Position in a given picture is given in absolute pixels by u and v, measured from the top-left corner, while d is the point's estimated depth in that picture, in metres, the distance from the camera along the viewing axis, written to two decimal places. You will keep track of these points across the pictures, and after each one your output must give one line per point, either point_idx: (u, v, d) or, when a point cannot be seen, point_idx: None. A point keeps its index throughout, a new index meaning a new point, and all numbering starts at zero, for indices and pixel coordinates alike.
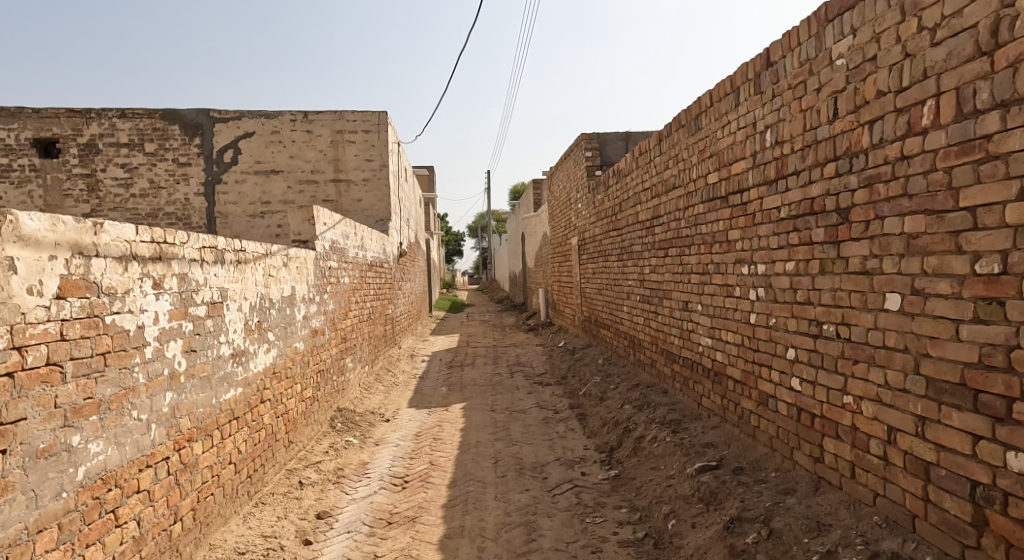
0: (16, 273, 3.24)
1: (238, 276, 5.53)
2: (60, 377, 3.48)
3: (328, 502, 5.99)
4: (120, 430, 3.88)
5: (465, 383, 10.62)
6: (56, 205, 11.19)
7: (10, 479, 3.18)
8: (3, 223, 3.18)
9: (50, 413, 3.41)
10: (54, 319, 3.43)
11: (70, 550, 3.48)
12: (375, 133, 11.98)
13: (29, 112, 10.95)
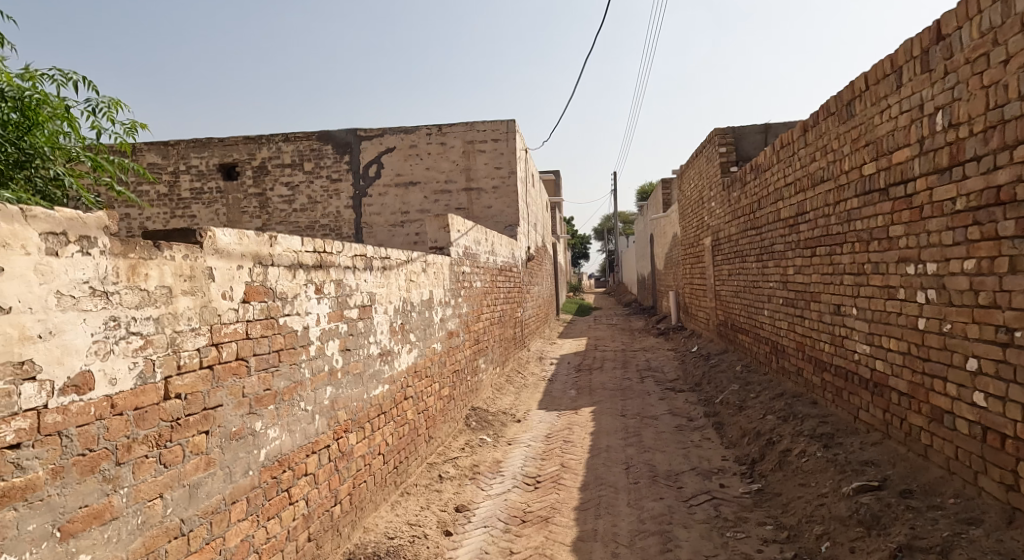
0: (214, 281, 3.59)
1: (384, 280, 5.83)
2: (246, 369, 3.82)
3: (466, 496, 6.16)
4: (291, 419, 4.21)
5: (594, 386, 10.57)
6: (236, 221, 12.36)
7: (212, 456, 3.52)
8: (204, 238, 3.55)
9: (239, 402, 3.75)
10: (241, 319, 3.79)
11: (256, 521, 3.84)
12: (503, 142, 12.20)
13: (216, 142, 12.24)
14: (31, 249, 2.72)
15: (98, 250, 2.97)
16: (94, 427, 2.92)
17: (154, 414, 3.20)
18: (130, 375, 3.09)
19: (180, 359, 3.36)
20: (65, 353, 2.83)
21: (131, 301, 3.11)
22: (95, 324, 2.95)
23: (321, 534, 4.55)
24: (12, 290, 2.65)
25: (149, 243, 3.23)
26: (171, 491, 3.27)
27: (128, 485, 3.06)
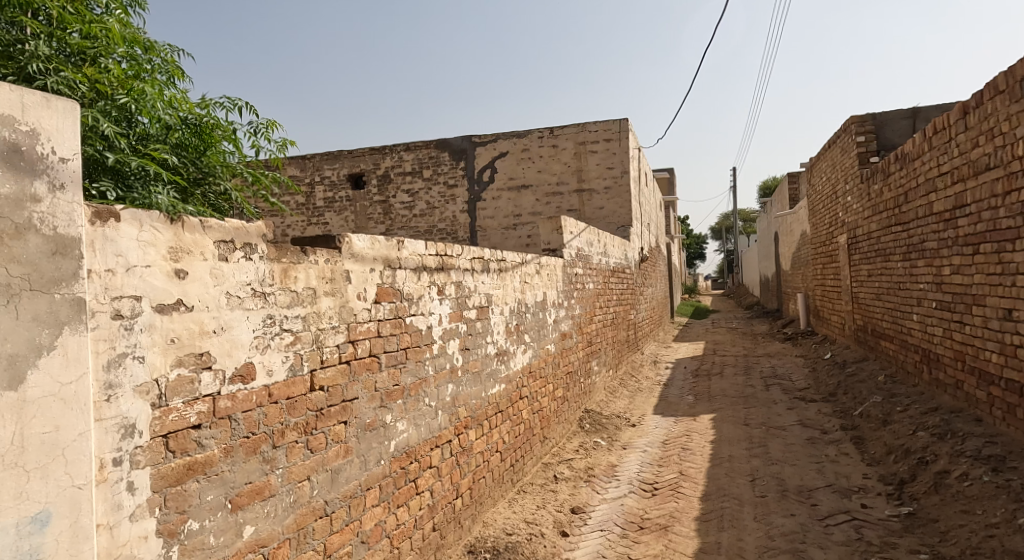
0: (350, 283, 3.72)
1: (500, 282, 5.84)
2: (378, 365, 3.93)
3: (582, 498, 6.06)
4: (417, 414, 4.30)
5: (713, 393, 10.13)
6: (363, 227, 12.91)
7: (350, 444, 3.66)
8: (342, 243, 3.69)
9: (372, 395, 3.87)
10: (374, 319, 3.91)
11: (388, 508, 3.95)
12: (616, 141, 12.00)
13: (346, 154, 12.91)
14: (207, 255, 2.91)
15: (258, 255, 3.14)
16: (256, 412, 3.09)
17: (303, 403, 3.35)
18: (283, 367, 3.26)
19: (324, 354, 3.50)
20: (233, 346, 3.01)
21: (284, 301, 3.28)
22: (256, 321, 3.12)
23: (444, 525, 4.63)
24: (195, 291, 2.85)
25: (297, 248, 3.38)
26: (317, 474, 3.42)
27: (282, 466, 3.22)
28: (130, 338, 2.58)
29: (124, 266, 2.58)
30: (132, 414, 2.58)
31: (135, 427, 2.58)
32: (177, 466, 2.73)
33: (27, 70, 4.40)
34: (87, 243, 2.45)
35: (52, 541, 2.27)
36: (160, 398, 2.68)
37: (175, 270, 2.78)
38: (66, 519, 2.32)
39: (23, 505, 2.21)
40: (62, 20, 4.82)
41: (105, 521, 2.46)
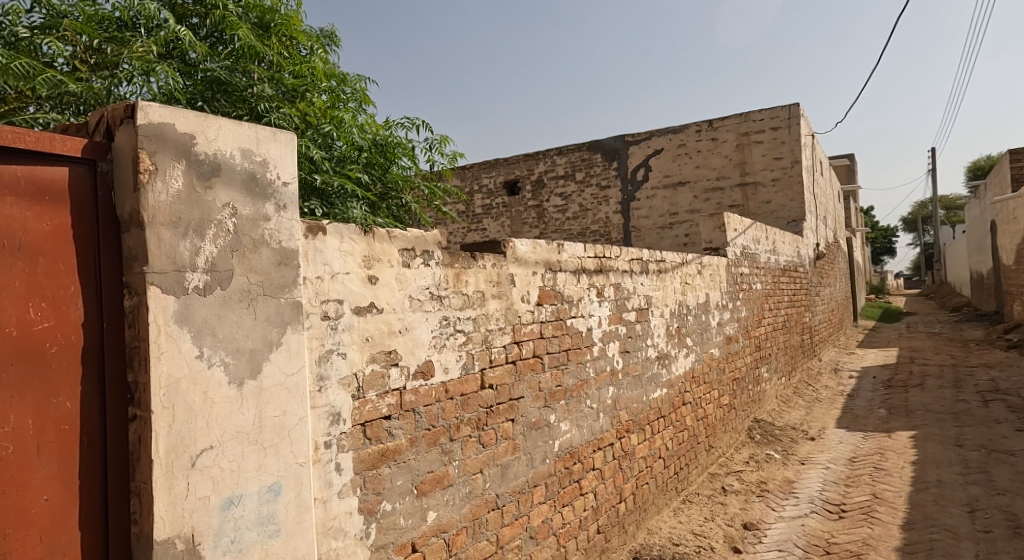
0: (515, 285, 3.95)
1: (660, 284, 5.86)
2: (541, 366, 4.14)
3: (755, 514, 5.86)
4: (579, 415, 4.47)
5: (912, 407, 9.30)
6: (518, 231, 13.36)
7: (517, 441, 3.87)
8: (506, 248, 3.93)
9: (536, 394, 4.07)
10: (537, 320, 4.12)
11: (553, 506, 4.16)
12: (784, 129, 11.37)
13: (502, 161, 13.45)
14: (393, 261, 3.15)
15: (434, 261, 3.39)
16: (435, 407, 3.32)
17: (475, 400, 3.58)
18: (457, 365, 3.48)
19: (492, 354, 3.73)
20: (416, 345, 3.24)
21: (457, 304, 3.52)
22: (434, 322, 3.36)
23: (608, 527, 4.78)
24: (384, 295, 3.09)
25: (467, 254, 3.63)
26: (488, 467, 3.64)
27: (459, 458, 3.44)
28: (335, 336, 2.82)
29: (329, 273, 2.83)
30: (338, 403, 2.81)
31: (339, 415, 2.81)
32: (372, 451, 2.96)
33: (256, 109, 5.28)
34: (301, 252, 2.70)
35: (283, 509, 2.43)
36: (358, 390, 2.91)
37: (368, 276, 3.03)
38: (292, 491, 2.48)
39: (263, 476, 2.37)
40: (279, 65, 5.71)
41: (320, 496, 2.69)
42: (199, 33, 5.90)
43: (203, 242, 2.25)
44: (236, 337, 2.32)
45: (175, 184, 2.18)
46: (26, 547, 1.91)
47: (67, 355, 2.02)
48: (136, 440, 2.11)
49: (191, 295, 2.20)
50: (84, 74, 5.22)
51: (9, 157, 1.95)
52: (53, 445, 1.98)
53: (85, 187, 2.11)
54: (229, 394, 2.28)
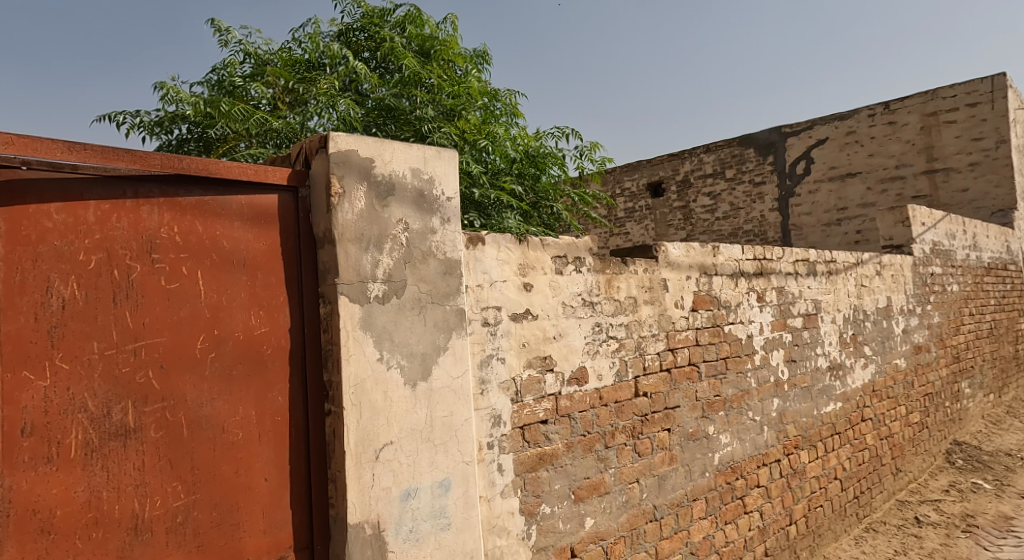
0: (668, 291, 3.93)
1: (830, 287, 5.55)
2: (698, 374, 4.08)
3: (960, 551, 5.29)
4: (741, 428, 4.34)
5: None
6: (663, 233, 13.10)
7: (674, 452, 3.84)
8: (659, 252, 3.92)
9: (693, 404, 4.02)
10: (691, 327, 4.07)
11: (714, 523, 4.08)
12: (985, 104, 10.12)
13: (645, 163, 13.28)
14: (546, 269, 3.26)
15: (586, 268, 3.47)
16: (590, 413, 3.39)
17: (629, 408, 3.60)
18: (610, 372, 3.53)
19: (645, 361, 3.74)
20: (570, 351, 3.33)
21: (609, 309, 3.57)
22: (587, 328, 3.44)
23: (777, 551, 4.60)
24: (539, 302, 3.21)
25: (619, 260, 3.67)
26: (645, 477, 3.64)
27: (614, 466, 3.48)
28: (495, 342, 2.98)
29: (489, 282, 2.99)
30: (498, 406, 2.96)
31: (500, 417, 2.95)
32: (531, 454, 3.08)
33: (421, 130, 5.69)
34: (464, 262, 2.88)
35: (452, 503, 2.60)
36: (517, 394, 3.05)
37: (523, 283, 3.16)
38: (460, 487, 2.65)
39: (434, 472, 2.56)
40: (439, 87, 6.10)
41: (484, 495, 2.84)
42: (369, 65, 6.51)
43: (382, 255, 2.48)
44: (410, 342, 2.53)
45: (358, 205, 2.43)
46: (251, 520, 2.22)
47: (279, 356, 2.32)
48: (331, 433, 2.38)
49: (373, 303, 2.44)
50: (283, 111, 5.95)
51: (233, 188, 2.29)
52: (270, 434, 2.28)
53: (289, 210, 2.41)
54: (404, 394, 2.49)
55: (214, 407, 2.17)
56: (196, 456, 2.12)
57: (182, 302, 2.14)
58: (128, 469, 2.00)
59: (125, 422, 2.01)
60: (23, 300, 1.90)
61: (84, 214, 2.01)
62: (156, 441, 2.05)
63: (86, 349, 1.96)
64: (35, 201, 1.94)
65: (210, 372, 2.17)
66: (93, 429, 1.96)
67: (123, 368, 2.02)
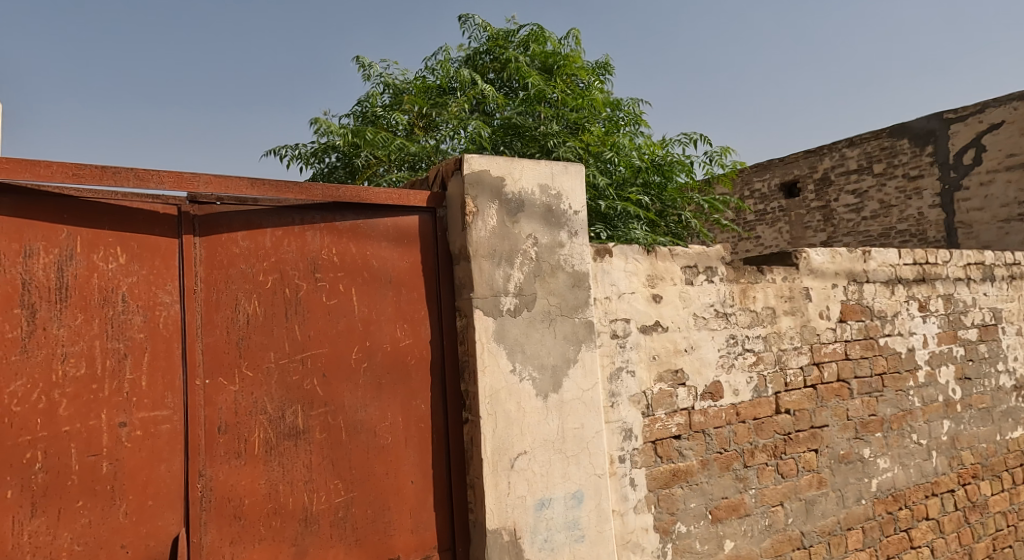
0: (811, 300, 3.76)
1: (1013, 294, 5.06)
2: (848, 392, 3.85)
3: None
4: (903, 452, 4.05)
5: None
6: (800, 238, 10.87)
7: (823, 475, 3.64)
8: (799, 259, 3.75)
9: (844, 424, 3.80)
10: (840, 339, 3.86)
11: (874, 554, 3.83)
12: None
13: (776, 162, 11.04)
14: (675, 279, 3.23)
15: (719, 278, 3.39)
16: (726, 430, 3.30)
17: (769, 426, 3.47)
18: (747, 388, 3.42)
19: (787, 377, 3.59)
20: (702, 364, 3.27)
21: (744, 321, 3.47)
22: (720, 341, 3.36)
23: None
24: (668, 314, 3.18)
25: (754, 269, 3.56)
26: (790, 501, 3.49)
27: (755, 487, 3.35)
28: (624, 354, 2.99)
29: (617, 294, 3.01)
30: (629, 420, 2.96)
31: (631, 431, 2.96)
32: (664, 470, 3.05)
33: (546, 146, 5.81)
34: (592, 275, 2.92)
35: (586, 516, 2.63)
36: (648, 408, 3.04)
37: (652, 294, 3.14)
38: (592, 500, 2.67)
39: (567, 484, 2.61)
40: (565, 102, 6.20)
41: (617, 509, 2.86)
42: (495, 86, 6.76)
43: (513, 270, 2.58)
44: (541, 354, 2.61)
45: (491, 222, 2.55)
46: (401, 519, 2.38)
47: (422, 366, 2.48)
48: (470, 440, 2.50)
49: (506, 316, 2.54)
50: (418, 137, 6.31)
51: (381, 212, 2.47)
52: (415, 439, 2.44)
53: (429, 230, 2.57)
54: (537, 405, 2.57)
55: (368, 412, 2.36)
56: (353, 457, 2.31)
57: (340, 317, 2.35)
58: (298, 466, 2.22)
59: (296, 424, 2.23)
60: (218, 317, 2.16)
61: (263, 240, 2.25)
62: (321, 442, 2.26)
63: (265, 359, 2.21)
64: (226, 230, 2.20)
65: (363, 381, 2.36)
66: (271, 430, 2.19)
67: (294, 376, 2.25)
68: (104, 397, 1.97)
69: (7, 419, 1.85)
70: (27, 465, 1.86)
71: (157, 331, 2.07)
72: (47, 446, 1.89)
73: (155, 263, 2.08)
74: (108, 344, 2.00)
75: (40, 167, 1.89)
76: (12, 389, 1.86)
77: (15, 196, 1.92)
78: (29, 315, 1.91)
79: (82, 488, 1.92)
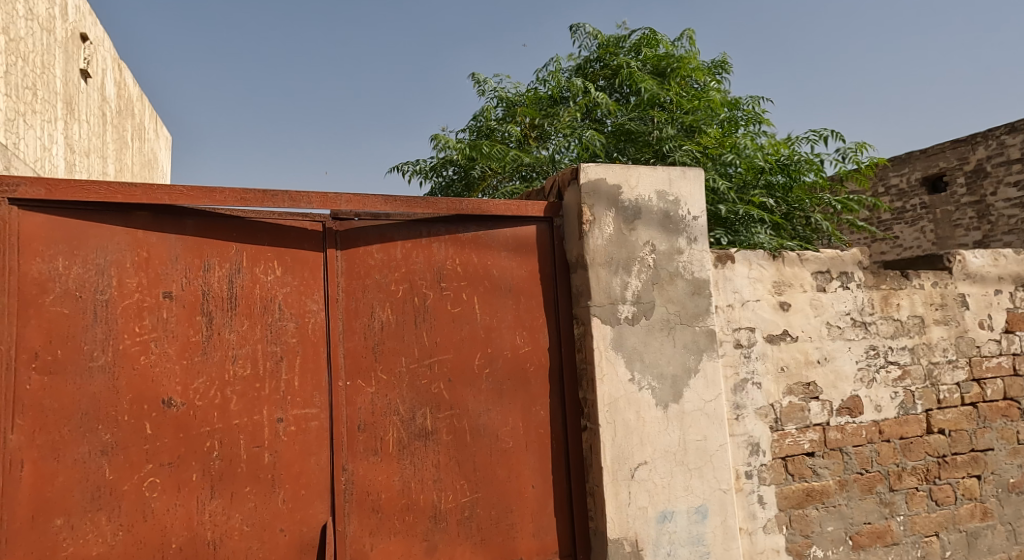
0: (968, 308, 3.41)
1: None
2: (1019, 412, 3.47)
3: None
4: None
5: None
6: (948, 237, 10.01)
7: (988, 505, 3.31)
8: (953, 263, 3.41)
9: (1014, 449, 3.42)
10: (1006, 353, 3.48)
11: None
12: None
13: (917, 154, 10.21)
14: (806, 286, 3.06)
15: (856, 284, 3.16)
16: (867, 449, 3.07)
17: (919, 446, 3.19)
18: (892, 404, 3.17)
19: (940, 394, 3.28)
20: (838, 377, 3.07)
21: (886, 331, 3.20)
22: (859, 352, 3.13)
23: None
24: (798, 322, 3.02)
25: (897, 273, 3.28)
26: (947, 531, 3.19)
27: (904, 514, 3.10)
28: (749, 365, 2.90)
29: (740, 301, 2.92)
30: (756, 433, 2.86)
31: (758, 445, 2.85)
32: (797, 489, 2.90)
33: (662, 151, 5.72)
34: (712, 282, 2.86)
35: (711, 532, 2.57)
36: (777, 422, 2.91)
37: (779, 302, 3.00)
38: (717, 516, 2.59)
39: (690, 497, 2.56)
40: (683, 106, 6.07)
41: (745, 527, 2.77)
42: (608, 92, 6.73)
43: (631, 277, 2.58)
44: (660, 362, 2.58)
45: (608, 230, 2.57)
46: (523, 522, 2.43)
47: (541, 372, 2.53)
48: (589, 448, 2.51)
49: (623, 324, 2.54)
50: (532, 148, 6.41)
51: (503, 223, 2.55)
52: (536, 444, 2.49)
53: (547, 239, 2.62)
54: (657, 415, 2.55)
55: (490, 416, 2.44)
56: (478, 459, 2.40)
57: (464, 324, 2.45)
58: (428, 466, 2.34)
59: (425, 425, 2.35)
60: (356, 323, 2.31)
61: (395, 252, 2.39)
62: (448, 444, 2.37)
63: (397, 363, 2.34)
64: (363, 243, 2.36)
65: (486, 386, 2.44)
66: (403, 431, 2.32)
67: (423, 380, 2.37)
68: (265, 395, 2.18)
69: (192, 411, 2.09)
70: (207, 452, 2.09)
71: (307, 336, 2.25)
72: (222, 436, 2.11)
73: (305, 275, 2.27)
74: (268, 348, 2.20)
75: (217, 194, 2.11)
76: (195, 385, 2.10)
77: (197, 218, 2.16)
78: (208, 321, 2.14)
79: (249, 475, 2.13)
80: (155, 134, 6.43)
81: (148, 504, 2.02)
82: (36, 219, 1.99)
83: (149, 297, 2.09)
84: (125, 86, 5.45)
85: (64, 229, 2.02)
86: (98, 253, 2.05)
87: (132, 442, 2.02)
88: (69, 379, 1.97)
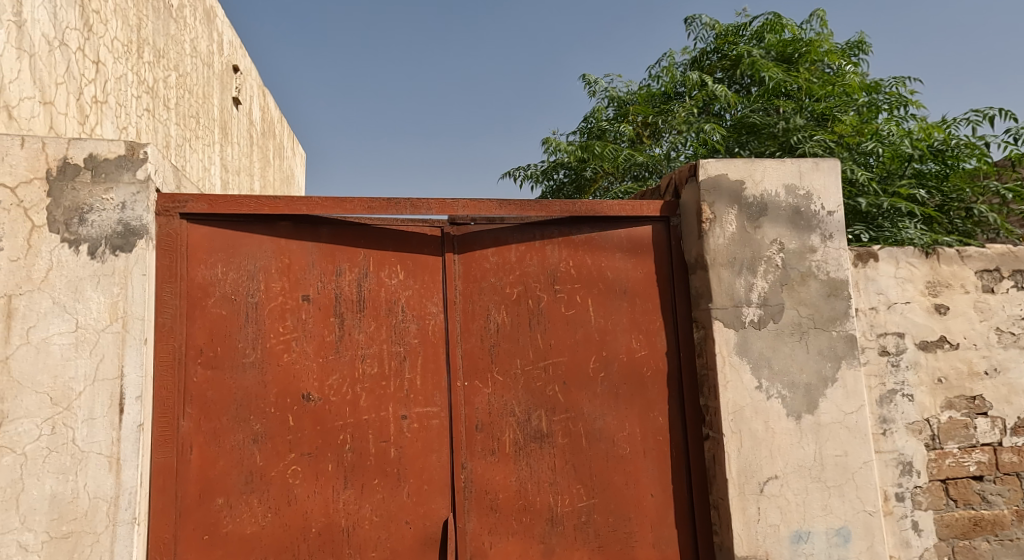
0: None
1: None
2: None
3: None
4: None
5: None
6: None
7: None
8: None
9: None
10: None
11: None
12: None
13: None
14: (969, 287, 2.72)
15: None
16: None
17: None
18: None
19: None
20: (1012, 391, 2.70)
21: None
22: None
23: None
24: (959, 327, 2.69)
25: None
26: None
27: None
28: (898, 375, 2.62)
29: (886, 304, 2.65)
30: (908, 452, 2.58)
31: (911, 465, 2.57)
32: (962, 516, 2.58)
33: (790, 142, 5.36)
34: (852, 283, 2.61)
35: (855, 556, 2.30)
36: (933, 439, 2.61)
37: (934, 305, 2.69)
38: (863, 540, 2.32)
39: (829, 517, 2.32)
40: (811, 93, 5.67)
41: (895, 554, 2.51)
42: (727, 84, 6.42)
43: (757, 278, 2.39)
44: (791, 370, 2.37)
45: (730, 228, 2.39)
46: (642, 531, 2.31)
47: (659, 378, 2.39)
48: (711, 458, 2.34)
49: (749, 328, 2.36)
50: (645, 147, 6.23)
51: (615, 224, 2.44)
52: (653, 451, 2.35)
53: (663, 239, 2.48)
54: (788, 427, 2.34)
55: (607, 421, 2.33)
56: (594, 464, 2.30)
57: (578, 327, 2.36)
58: (544, 468, 2.26)
59: (541, 427, 2.28)
60: (472, 325, 2.28)
61: (509, 255, 2.34)
62: (563, 447, 2.28)
63: (512, 364, 2.29)
64: (479, 247, 2.32)
65: (601, 390, 2.34)
66: (519, 432, 2.26)
67: (538, 382, 2.30)
68: (390, 393, 2.18)
69: (328, 406, 2.13)
70: (341, 445, 2.12)
71: (428, 337, 2.24)
72: (354, 431, 2.14)
73: (425, 279, 2.26)
74: (393, 348, 2.21)
75: (347, 203, 2.14)
76: (331, 381, 2.14)
77: (331, 226, 2.20)
78: (340, 323, 2.18)
79: (377, 469, 2.14)
80: (292, 152, 6.80)
81: (292, 490, 2.07)
82: (200, 231, 2.09)
83: (291, 300, 2.15)
84: (269, 109, 5.78)
85: (221, 238, 2.11)
86: (249, 260, 2.13)
87: (279, 432, 2.08)
88: (227, 374, 2.07)
